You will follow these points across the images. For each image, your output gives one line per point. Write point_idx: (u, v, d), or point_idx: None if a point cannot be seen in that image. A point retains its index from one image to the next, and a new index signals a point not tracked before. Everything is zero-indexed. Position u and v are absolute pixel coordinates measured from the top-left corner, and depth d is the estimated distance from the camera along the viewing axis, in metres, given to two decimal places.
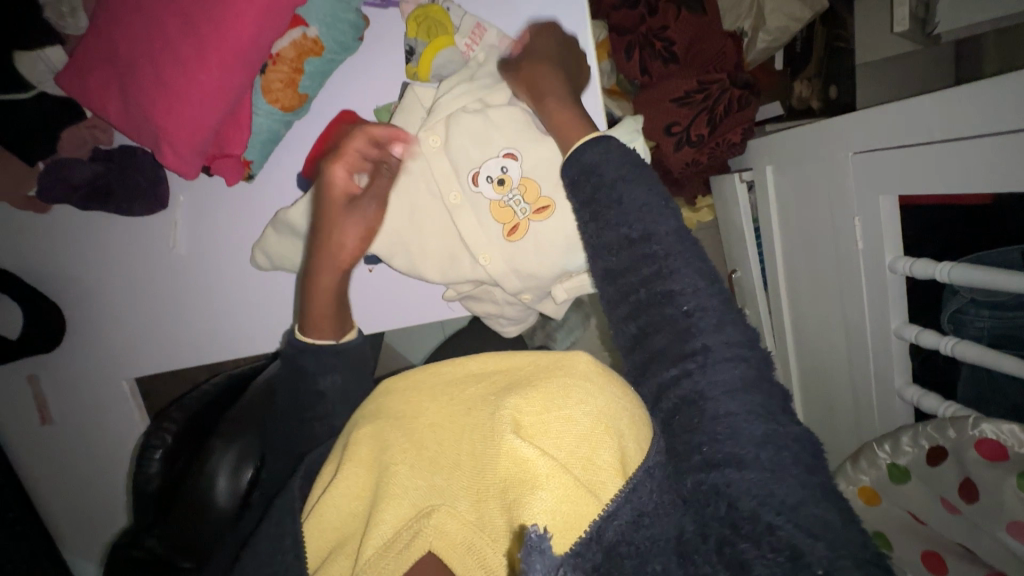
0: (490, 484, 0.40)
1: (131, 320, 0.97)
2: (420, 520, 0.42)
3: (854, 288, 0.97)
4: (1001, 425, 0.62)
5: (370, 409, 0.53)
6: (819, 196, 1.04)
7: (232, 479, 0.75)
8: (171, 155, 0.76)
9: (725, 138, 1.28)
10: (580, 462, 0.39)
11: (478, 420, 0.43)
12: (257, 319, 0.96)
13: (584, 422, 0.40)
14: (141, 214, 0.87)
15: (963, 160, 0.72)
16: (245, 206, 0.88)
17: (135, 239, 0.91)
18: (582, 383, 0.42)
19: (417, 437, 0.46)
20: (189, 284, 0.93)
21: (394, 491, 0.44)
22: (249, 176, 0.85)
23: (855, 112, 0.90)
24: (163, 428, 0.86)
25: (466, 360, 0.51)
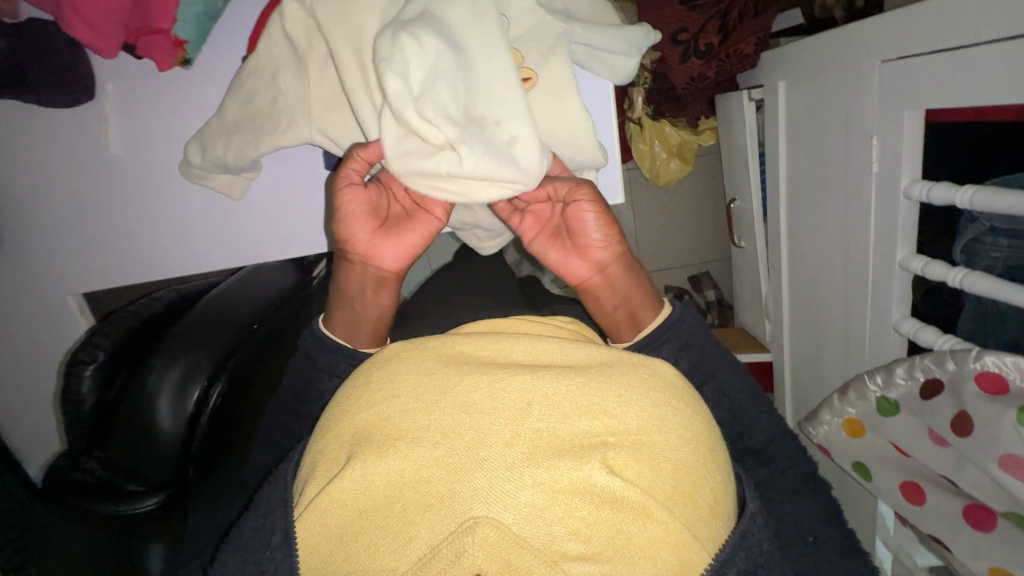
0: (562, 505, 0.37)
1: (68, 246, 0.81)
2: (462, 536, 0.37)
3: (861, 217, 0.93)
4: (1005, 357, 0.60)
5: (385, 386, 0.46)
6: (836, 114, 0.96)
7: (176, 401, 0.58)
8: (78, 23, 0.60)
9: (737, 48, 1.16)
10: (678, 496, 0.40)
11: (553, 428, 0.41)
12: (203, 243, 0.79)
13: (682, 450, 0.42)
14: (58, 104, 0.70)
15: (1004, 59, 0.62)
16: (183, 96, 0.71)
17: (52, 142, 0.74)
18: (673, 407, 0.45)
19: (449, 425, 0.41)
20: (130, 193, 0.76)
21: (430, 497, 0.39)
22: (187, 61, 0.67)
23: (886, 14, 0.79)
24: (94, 341, 0.68)
25: (508, 343, 0.49)
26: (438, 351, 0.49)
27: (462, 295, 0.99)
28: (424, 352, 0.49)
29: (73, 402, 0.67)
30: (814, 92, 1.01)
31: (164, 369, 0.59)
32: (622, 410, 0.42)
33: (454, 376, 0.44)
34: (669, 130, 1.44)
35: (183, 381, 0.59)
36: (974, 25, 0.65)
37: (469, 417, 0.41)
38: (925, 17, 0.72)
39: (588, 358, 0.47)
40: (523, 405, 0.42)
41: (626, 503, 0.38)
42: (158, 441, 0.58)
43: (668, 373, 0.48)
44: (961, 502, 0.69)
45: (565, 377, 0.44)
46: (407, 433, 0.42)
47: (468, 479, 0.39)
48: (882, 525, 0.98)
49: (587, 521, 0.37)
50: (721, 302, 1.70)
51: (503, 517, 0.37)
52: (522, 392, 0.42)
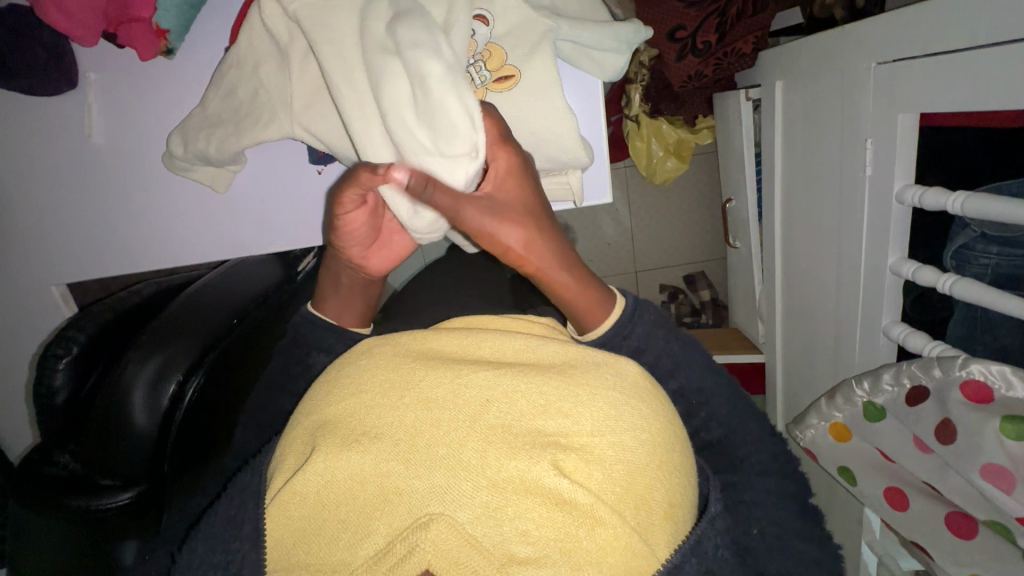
0: (513, 505, 0.37)
1: (52, 235, 0.80)
2: (417, 531, 0.37)
3: (854, 221, 0.92)
4: (990, 366, 0.59)
5: (350, 379, 0.47)
6: (832, 115, 0.95)
7: (150, 397, 0.58)
8: (59, 13, 0.60)
9: (734, 47, 1.15)
10: (630, 500, 0.40)
11: (508, 426, 0.40)
12: (188, 235, 0.78)
13: (638, 452, 0.42)
14: (42, 93, 0.69)
15: (999, 65, 0.61)
16: (169, 86, 0.70)
17: (35, 130, 0.73)
18: (633, 407, 0.44)
19: (410, 422, 0.41)
20: (115, 183, 0.75)
21: (389, 492, 0.39)
22: (170, 52, 0.66)
23: (883, 15, 0.78)
24: (68, 335, 0.68)
25: (475, 339, 0.49)
26: (406, 346, 0.48)
27: (452, 293, 0.99)
28: (393, 348, 0.48)
29: (47, 396, 0.67)
30: (811, 93, 1.00)
31: (136, 363, 0.59)
32: (578, 410, 0.42)
33: (418, 372, 0.44)
34: (666, 128, 1.43)
35: (155, 374, 0.59)
36: (972, 25, 0.64)
37: (428, 414, 0.41)
38: (923, 18, 0.71)
39: (553, 356, 0.47)
40: (482, 403, 0.42)
41: (575, 505, 0.38)
42: (132, 437, 0.58)
43: (633, 373, 0.47)
44: (943, 509, 0.69)
45: (527, 375, 0.43)
46: (368, 429, 0.42)
47: (424, 477, 0.39)
48: (868, 527, 0.99)
49: (536, 523, 0.37)
50: (715, 302, 1.69)
51: (456, 515, 0.37)
52: (482, 389, 0.42)
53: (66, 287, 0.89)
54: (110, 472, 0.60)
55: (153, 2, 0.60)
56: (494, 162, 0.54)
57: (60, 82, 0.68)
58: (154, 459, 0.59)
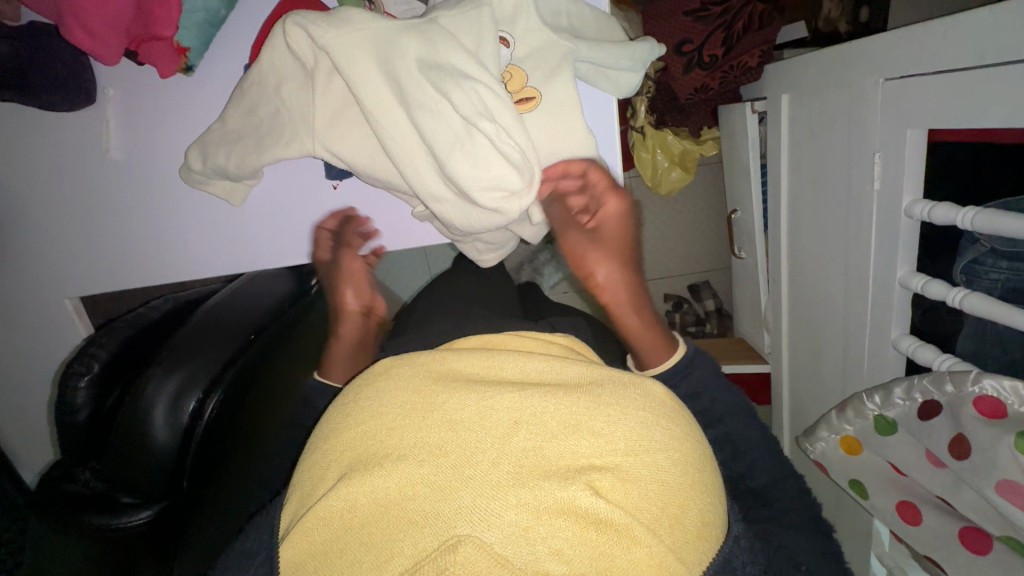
0: (546, 524, 0.37)
1: (68, 248, 0.80)
2: (444, 554, 0.36)
3: (863, 234, 0.92)
4: (1003, 381, 0.59)
5: (373, 401, 0.46)
6: (839, 129, 0.96)
7: (170, 412, 0.58)
8: (82, 33, 0.60)
9: (741, 61, 1.16)
10: (665, 519, 0.40)
11: (538, 447, 0.41)
12: (203, 249, 0.79)
13: (670, 471, 0.42)
14: (61, 108, 0.69)
15: (1008, 85, 0.62)
16: (187, 102, 0.71)
17: (52, 145, 0.73)
18: (662, 426, 0.44)
19: (437, 443, 0.41)
20: (133, 196, 0.76)
21: (414, 514, 0.39)
22: (188, 69, 0.67)
23: (891, 32, 0.79)
24: (90, 352, 0.68)
25: (499, 359, 0.49)
26: (431, 367, 0.48)
27: (461, 305, 0.99)
28: (415, 369, 0.48)
29: (68, 414, 0.66)
30: (817, 107, 1.01)
31: (160, 380, 0.59)
32: (610, 428, 0.42)
33: (444, 394, 0.44)
34: (672, 140, 1.44)
35: (178, 392, 0.59)
36: (980, 44, 0.65)
37: (456, 435, 0.41)
38: (931, 36, 0.72)
39: (580, 376, 0.47)
40: (511, 423, 0.42)
41: (611, 524, 0.38)
42: (152, 454, 0.57)
43: (660, 393, 0.48)
44: (957, 523, 0.68)
45: (554, 394, 0.43)
46: (394, 451, 0.42)
47: (451, 498, 0.39)
48: (877, 539, 0.98)
49: (571, 542, 0.37)
50: (720, 311, 1.69)
51: (485, 536, 0.37)
52: (510, 410, 0.42)
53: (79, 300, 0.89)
54: (130, 490, 0.59)
55: (175, 19, 0.61)
56: (603, 206, 0.66)
57: (78, 97, 0.68)
58: (176, 477, 0.59)
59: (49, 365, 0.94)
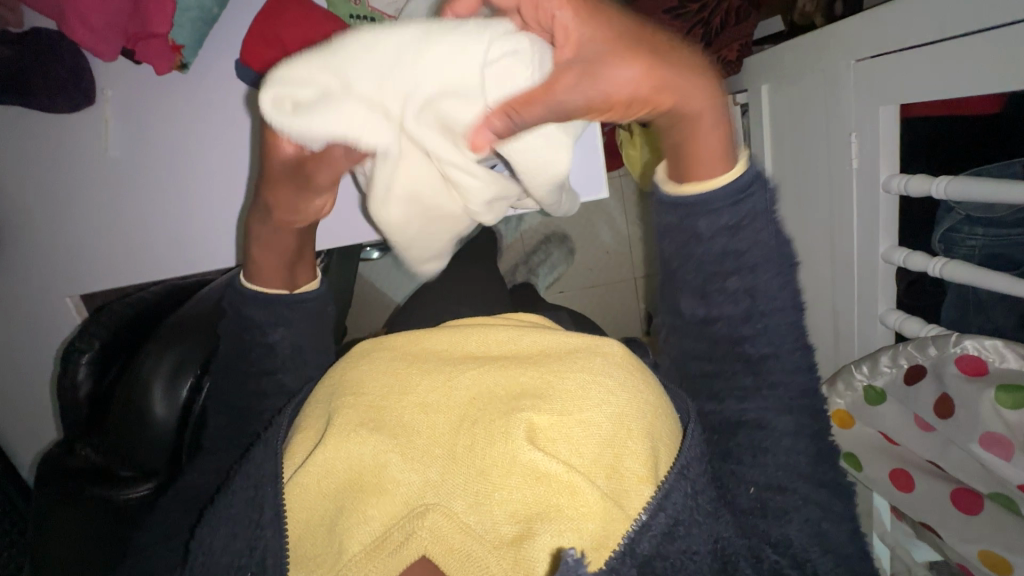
0: (499, 486, 0.43)
1: (71, 242, 0.82)
2: (413, 519, 0.44)
3: (844, 213, 0.95)
4: (984, 340, 0.62)
5: (355, 378, 0.51)
6: (816, 113, 0.99)
7: (167, 394, 0.64)
8: (81, 29, 0.63)
9: (720, 56, 1.20)
10: (602, 471, 0.44)
11: (490, 415, 0.46)
12: (191, 245, 0.81)
13: (605, 426, 0.45)
14: (63, 109, 0.72)
15: (973, 54, 0.65)
16: (183, 103, 0.74)
17: (54, 148, 0.76)
18: (600, 384, 0.47)
19: (406, 419, 0.47)
20: (132, 190, 0.78)
21: (387, 485, 0.45)
22: (182, 66, 0.70)
23: (859, 15, 0.83)
24: (90, 332, 0.74)
25: (463, 335, 0.54)
26: (401, 349, 0.54)
27: (453, 305, 1.01)
28: (390, 352, 0.53)
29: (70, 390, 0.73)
30: (795, 95, 1.05)
31: (156, 360, 0.65)
32: (550, 393, 0.47)
33: (416, 376, 0.49)
34: None
35: (174, 374, 0.64)
36: (942, 17, 0.68)
37: (423, 413, 0.47)
38: (898, 13, 0.75)
39: (531, 348, 0.52)
40: (467, 399, 0.47)
41: (553, 479, 0.42)
42: (151, 432, 0.63)
43: (601, 356, 0.50)
44: (949, 486, 0.69)
45: (508, 368, 0.49)
46: (368, 421, 0.47)
47: (422, 471, 0.45)
48: (878, 520, 0.98)
49: (519, 499, 0.43)
50: None
51: (451, 505, 0.43)
52: (468, 386, 0.48)
53: (78, 298, 0.90)
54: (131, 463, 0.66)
55: (171, 18, 0.64)
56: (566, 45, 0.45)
57: (80, 98, 0.71)
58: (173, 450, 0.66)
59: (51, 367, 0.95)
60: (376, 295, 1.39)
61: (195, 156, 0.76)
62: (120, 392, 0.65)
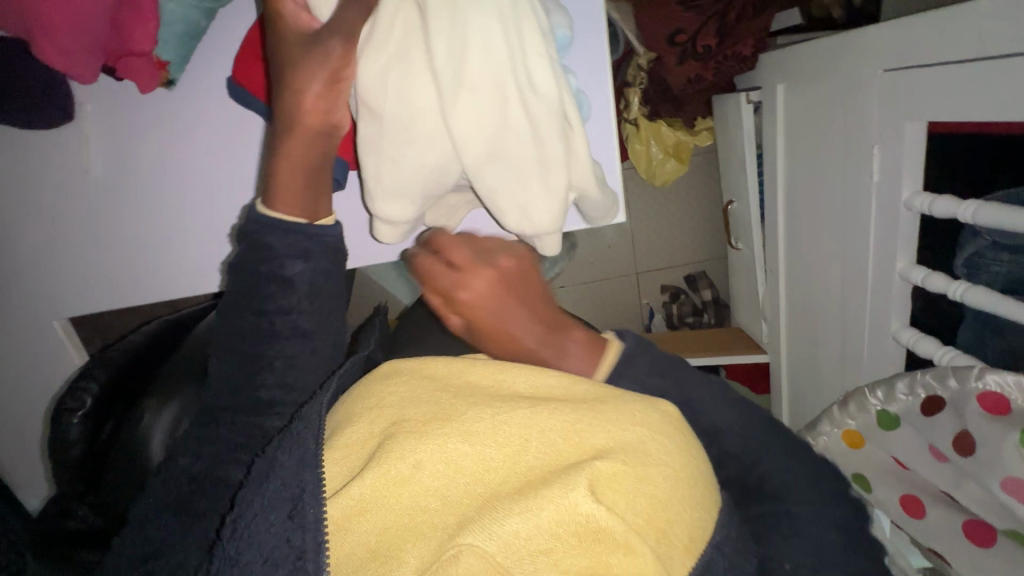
0: (546, 536, 0.39)
1: (59, 264, 0.77)
2: (445, 565, 0.38)
3: (861, 225, 0.92)
4: (1007, 377, 0.60)
5: (394, 404, 0.48)
6: (836, 120, 0.95)
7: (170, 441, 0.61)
8: (53, 50, 0.57)
9: (735, 50, 1.16)
10: (652, 530, 0.41)
11: (544, 461, 0.42)
12: (187, 266, 0.77)
13: (662, 485, 0.42)
14: (40, 126, 0.66)
15: (1013, 79, 0.61)
16: (171, 117, 0.69)
17: (32, 167, 0.71)
18: (659, 441, 0.44)
19: (450, 453, 0.42)
20: (123, 211, 0.73)
21: (423, 525, 0.40)
22: (168, 82, 0.65)
23: (889, 21, 0.78)
24: (81, 387, 0.63)
25: (510, 367, 0.49)
26: (443, 374, 0.49)
27: None
28: (431, 380, 0.49)
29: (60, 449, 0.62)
30: (814, 98, 1.00)
31: (155, 414, 0.60)
32: (607, 446, 0.43)
33: (462, 407, 0.45)
34: (665, 131, 1.44)
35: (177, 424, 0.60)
36: (981, 35, 0.64)
37: (471, 445, 0.42)
38: (934, 24, 0.70)
39: (585, 391, 0.47)
40: (520, 439, 0.42)
41: (608, 535, 0.39)
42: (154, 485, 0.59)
43: (659, 410, 0.47)
44: (961, 516, 0.69)
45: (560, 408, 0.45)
46: (406, 455, 0.42)
47: (460, 512, 0.40)
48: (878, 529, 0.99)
49: (568, 552, 0.38)
50: (716, 302, 1.66)
51: (486, 546, 0.38)
52: (520, 424, 0.43)
53: (66, 320, 0.86)
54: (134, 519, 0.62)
55: (153, 34, 0.59)
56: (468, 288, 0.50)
57: (57, 114, 0.66)
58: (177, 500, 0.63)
59: (38, 389, 0.91)
60: (375, 295, 1.36)
61: (195, 177, 0.72)
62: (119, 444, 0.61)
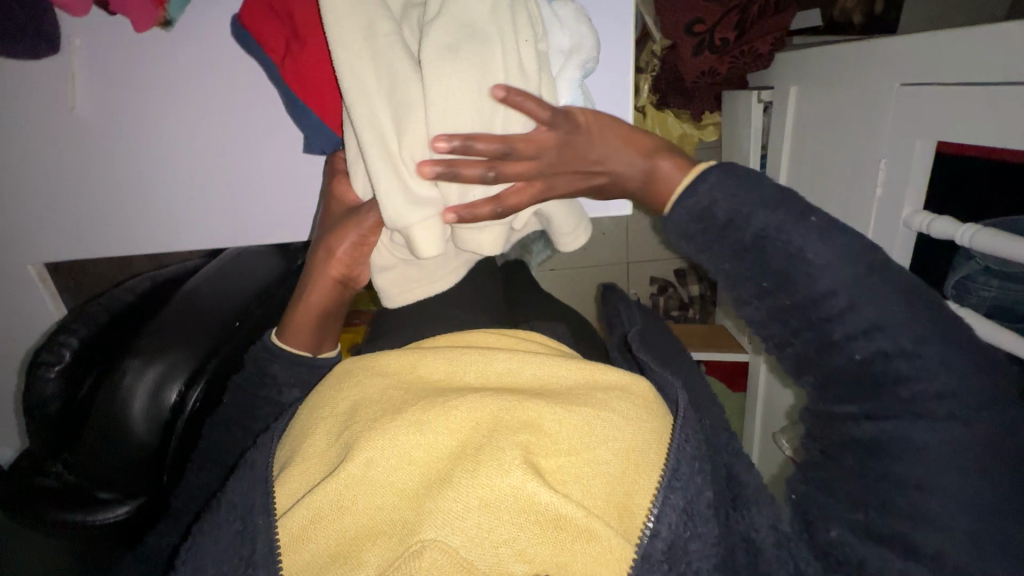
0: (507, 525, 0.37)
1: (45, 204, 0.73)
2: (409, 560, 0.36)
3: (858, 237, 0.92)
4: None
5: (346, 405, 0.46)
6: (845, 129, 0.95)
7: (153, 403, 0.54)
8: None
9: (752, 47, 1.14)
10: (615, 510, 0.40)
11: (493, 443, 0.39)
12: (172, 221, 0.73)
13: (613, 463, 0.40)
14: (23, 57, 0.62)
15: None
16: (165, 61, 0.65)
17: (14, 102, 0.67)
18: (606, 418, 0.42)
19: (399, 443, 0.40)
20: (112, 153, 0.69)
21: (382, 523, 0.39)
22: (168, 22, 0.61)
23: (913, 35, 0.77)
24: (61, 340, 0.59)
25: (460, 363, 0.48)
26: (390, 374, 0.48)
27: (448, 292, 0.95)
28: (381, 381, 0.47)
29: (35, 407, 0.58)
30: (826, 105, 1.00)
31: (141, 372, 0.55)
32: (557, 429, 0.41)
33: (408, 401, 0.44)
34: (671, 122, 1.37)
35: (161, 380, 0.55)
36: (1008, 56, 0.63)
37: (418, 440, 0.40)
38: (955, 45, 0.70)
39: (531, 381, 0.46)
40: (470, 425, 0.41)
41: (568, 522, 0.37)
42: (131, 448, 0.54)
43: (604, 389, 0.45)
44: None
45: (508, 395, 0.43)
46: (353, 450, 0.40)
47: (416, 505, 0.38)
48: None
49: (533, 541, 0.37)
50: (704, 297, 1.64)
51: (450, 540, 0.37)
52: (469, 411, 0.41)
53: (45, 265, 0.83)
54: (116, 488, 0.56)
55: None
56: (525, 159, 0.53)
57: (43, 47, 0.62)
58: (158, 467, 0.57)
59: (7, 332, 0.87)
60: None
61: (207, 129, 0.68)
62: (95, 406, 0.55)
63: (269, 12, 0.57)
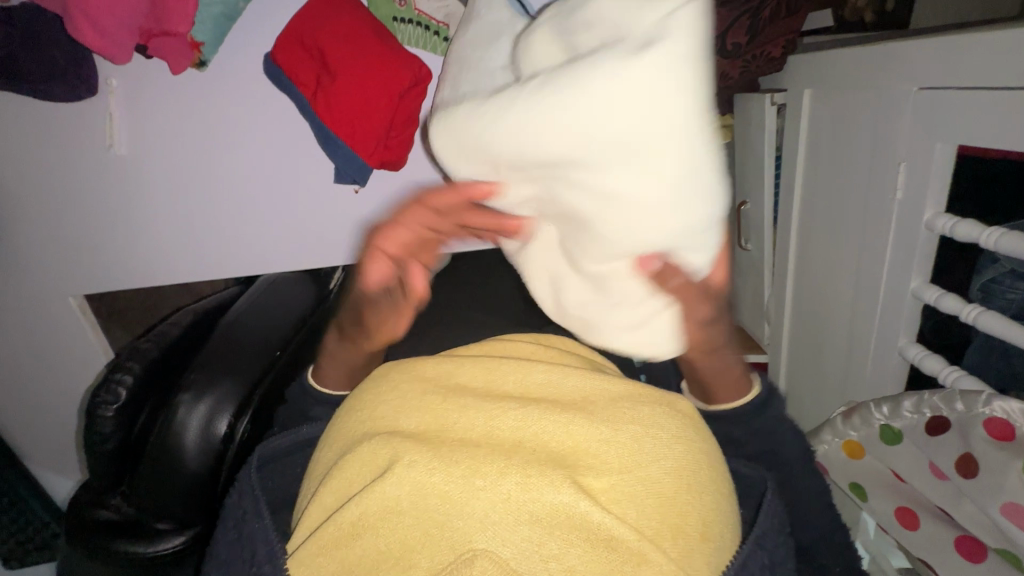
0: (558, 540, 0.37)
1: (86, 237, 0.76)
2: (462, 567, 0.36)
3: (879, 240, 0.92)
4: (1011, 404, 0.62)
5: (389, 412, 0.47)
6: (864, 132, 0.94)
7: (207, 433, 0.56)
8: (90, 31, 0.55)
9: (765, 50, 1.12)
10: (666, 531, 0.40)
11: (541, 459, 0.41)
12: (214, 248, 0.77)
13: (663, 482, 0.41)
14: (65, 97, 0.64)
15: None
16: (202, 97, 0.68)
17: (55, 141, 0.69)
18: (654, 437, 0.43)
19: (445, 453, 0.41)
20: (152, 186, 0.72)
21: (431, 523, 0.38)
22: (201, 62, 0.64)
23: (930, 39, 0.77)
24: (116, 379, 0.60)
25: (498, 372, 0.49)
26: (431, 381, 0.49)
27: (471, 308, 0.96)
28: (420, 387, 0.48)
29: (95, 445, 0.60)
30: (841, 108, 1.00)
31: (193, 404, 0.57)
32: (606, 448, 0.42)
33: (454, 411, 0.45)
34: None
35: (213, 411, 0.57)
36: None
37: (468, 453, 0.41)
38: (973, 49, 0.70)
39: (573, 392, 0.46)
40: (517, 440, 0.42)
41: (620, 542, 0.38)
42: (187, 477, 0.56)
43: (649, 404, 0.46)
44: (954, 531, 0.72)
45: (554, 412, 0.43)
46: (402, 456, 0.41)
47: (468, 513, 0.38)
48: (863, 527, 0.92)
49: (582, 558, 0.36)
50: None
51: (500, 551, 0.37)
52: (516, 425, 0.43)
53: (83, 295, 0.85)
54: (174, 514, 0.59)
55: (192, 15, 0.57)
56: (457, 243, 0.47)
57: (82, 88, 0.65)
58: (212, 492, 0.59)
59: (46, 361, 0.90)
60: None
61: (244, 164, 0.72)
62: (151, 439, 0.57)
63: (304, 50, 0.61)
